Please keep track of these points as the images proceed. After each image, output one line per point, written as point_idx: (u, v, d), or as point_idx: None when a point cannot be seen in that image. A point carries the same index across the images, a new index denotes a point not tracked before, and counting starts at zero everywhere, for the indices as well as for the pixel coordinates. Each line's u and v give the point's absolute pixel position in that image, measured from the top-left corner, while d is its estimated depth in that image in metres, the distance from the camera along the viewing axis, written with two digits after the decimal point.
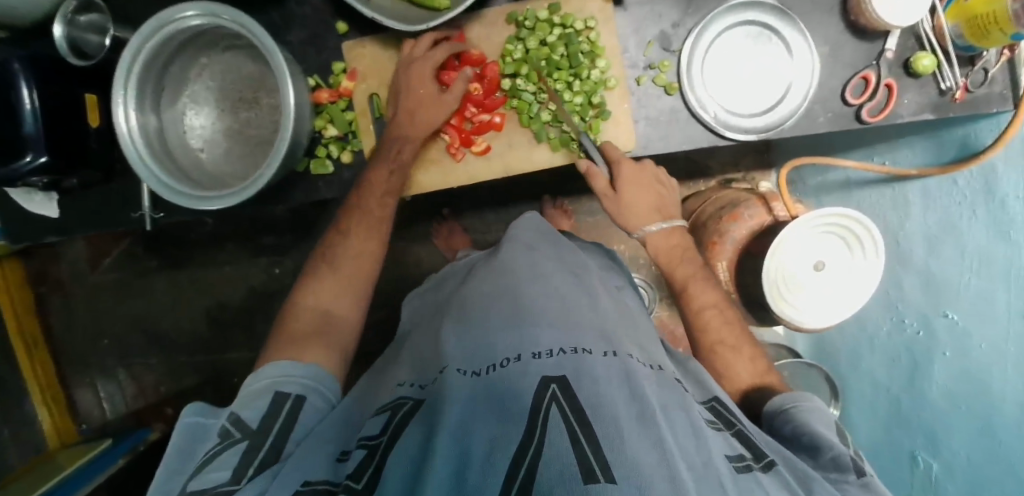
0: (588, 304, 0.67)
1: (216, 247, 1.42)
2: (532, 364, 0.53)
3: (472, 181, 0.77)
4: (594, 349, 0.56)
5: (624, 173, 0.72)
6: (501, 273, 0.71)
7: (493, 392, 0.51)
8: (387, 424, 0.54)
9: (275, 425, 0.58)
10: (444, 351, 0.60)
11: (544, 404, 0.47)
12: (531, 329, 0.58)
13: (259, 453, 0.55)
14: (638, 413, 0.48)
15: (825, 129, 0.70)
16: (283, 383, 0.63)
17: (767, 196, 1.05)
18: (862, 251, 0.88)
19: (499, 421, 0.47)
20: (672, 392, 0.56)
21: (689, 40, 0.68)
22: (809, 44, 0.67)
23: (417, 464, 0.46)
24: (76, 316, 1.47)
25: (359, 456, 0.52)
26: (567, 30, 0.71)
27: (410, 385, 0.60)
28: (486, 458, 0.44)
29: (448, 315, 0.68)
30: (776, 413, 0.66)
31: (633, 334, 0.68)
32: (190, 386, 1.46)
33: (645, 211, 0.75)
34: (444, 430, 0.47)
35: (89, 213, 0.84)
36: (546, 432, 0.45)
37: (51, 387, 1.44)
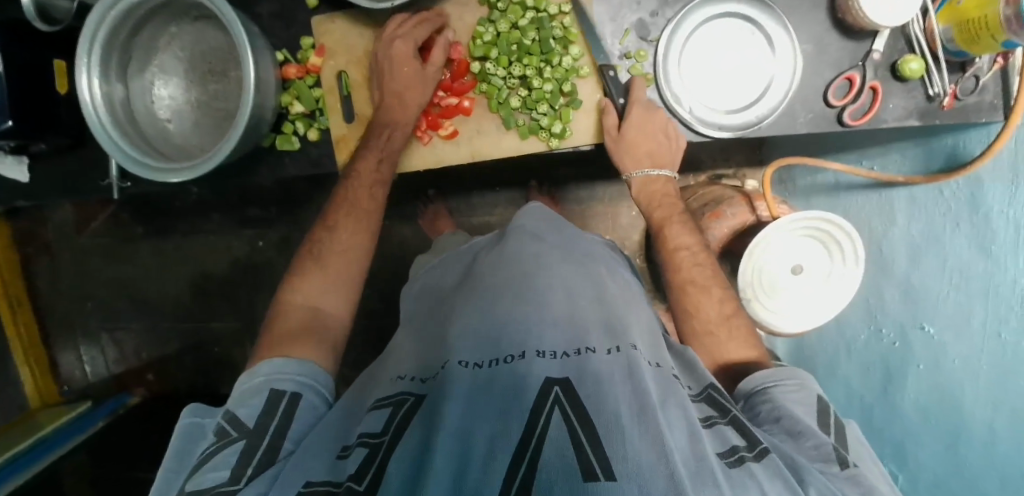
0: (587, 294, 0.65)
1: (202, 217, 1.41)
2: (536, 363, 0.53)
3: (439, 165, 0.75)
4: (597, 348, 0.56)
5: (632, 116, 0.67)
6: (502, 263, 0.69)
7: (494, 386, 0.51)
8: (388, 423, 0.53)
9: (274, 422, 0.57)
10: (448, 345, 0.59)
11: (545, 410, 0.47)
12: (533, 325, 0.58)
13: (258, 453, 0.54)
14: (640, 412, 0.48)
15: (805, 131, 0.68)
16: (276, 380, 0.61)
17: (752, 195, 1.01)
18: (841, 259, 0.84)
19: (500, 417, 0.48)
20: (670, 390, 0.54)
21: (665, 30, 0.66)
22: (792, 40, 0.65)
23: (421, 461, 0.47)
24: (62, 278, 1.46)
25: (357, 458, 0.50)
26: (539, 14, 0.69)
27: (405, 378, 0.60)
28: (486, 459, 0.45)
29: (451, 306, 0.68)
30: (754, 392, 0.62)
31: (637, 317, 0.67)
32: (171, 353, 1.47)
33: (636, 156, 0.69)
34: (445, 434, 0.47)
35: (59, 179, 0.83)
36: (547, 434, 0.45)
37: (36, 348, 1.45)
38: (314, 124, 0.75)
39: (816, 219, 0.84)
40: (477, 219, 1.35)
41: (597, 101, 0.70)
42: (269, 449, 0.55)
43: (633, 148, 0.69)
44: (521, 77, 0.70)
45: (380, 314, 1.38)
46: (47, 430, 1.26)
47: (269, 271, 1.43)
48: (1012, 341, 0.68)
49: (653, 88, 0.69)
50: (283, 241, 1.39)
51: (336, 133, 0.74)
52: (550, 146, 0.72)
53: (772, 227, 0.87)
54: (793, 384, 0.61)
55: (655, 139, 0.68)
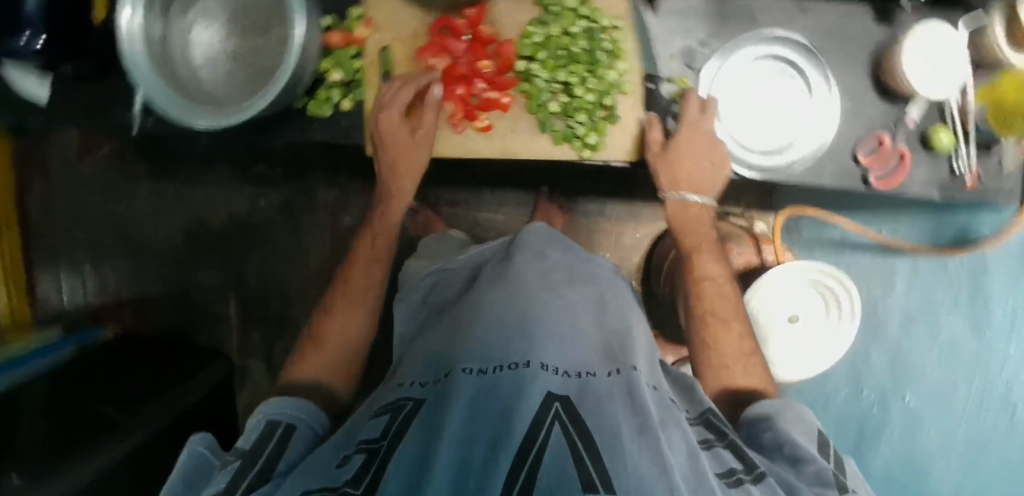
0: (585, 318, 0.66)
1: (208, 166, 1.40)
2: (539, 375, 0.53)
3: (469, 156, 0.72)
4: (598, 370, 0.57)
5: (682, 134, 0.65)
6: (510, 277, 0.71)
7: (496, 396, 0.52)
8: (387, 427, 0.54)
9: (270, 449, 0.58)
10: (454, 355, 0.60)
11: (546, 423, 0.48)
12: (537, 340, 0.59)
13: (255, 475, 0.54)
14: (640, 429, 0.49)
15: (829, 183, 0.68)
16: (274, 414, 0.63)
17: (759, 237, 1.03)
18: (836, 315, 0.88)
19: (499, 425, 0.48)
20: (669, 413, 0.56)
21: (711, 62, 0.67)
22: (832, 94, 0.66)
23: (423, 456, 0.47)
24: (54, 204, 1.42)
25: (355, 463, 0.51)
26: (592, 24, 0.68)
27: (410, 383, 0.61)
28: (489, 457, 0.46)
29: (459, 314, 0.68)
30: (760, 420, 0.62)
31: (637, 336, 0.68)
32: (155, 295, 1.46)
33: (681, 174, 0.67)
34: (448, 436, 0.47)
35: (81, 104, 0.81)
36: (547, 441, 0.46)
37: (15, 267, 1.40)
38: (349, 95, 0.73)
39: (817, 271, 0.86)
40: (482, 215, 1.36)
41: (641, 117, 0.69)
42: (267, 472, 0.55)
43: (675, 167, 0.67)
44: (564, 84, 0.69)
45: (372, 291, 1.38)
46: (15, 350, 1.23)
47: (268, 232, 1.42)
48: (993, 417, 0.78)
49: None
50: (286, 203, 1.40)
51: (369, 107, 0.72)
52: (581, 156, 0.70)
53: (783, 267, 0.86)
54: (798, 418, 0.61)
55: (698, 164, 0.67)
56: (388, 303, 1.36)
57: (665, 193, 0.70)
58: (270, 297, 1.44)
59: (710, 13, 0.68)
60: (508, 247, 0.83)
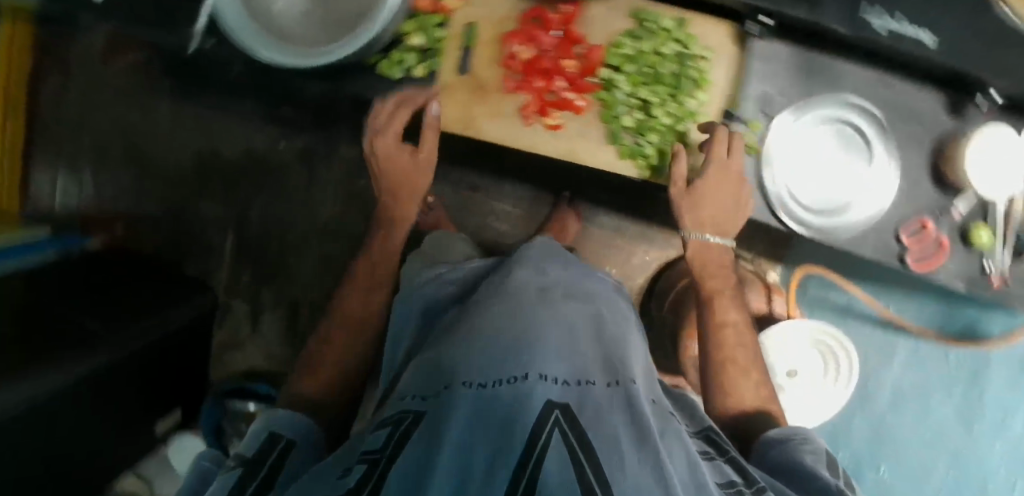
0: (582, 331, 0.64)
1: (235, 96, 1.35)
2: (537, 387, 0.51)
3: (531, 152, 0.69)
4: (596, 380, 0.56)
5: (710, 173, 0.66)
6: (513, 294, 0.69)
7: (494, 408, 0.49)
8: (387, 439, 0.52)
9: (270, 460, 0.57)
10: (452, 364, 0.58)
11: (545, 431, 0.46)
12: (535, 348, 0.57)
13: (255, 482, 0.53)
14: (639, 443, 0.48)
15: (868, 255, 0.70)
16: (275, 428, 0.63)
17: (772, 286, 1.02)
18: (834, 377, 0.90)
19: (496, 435, 0.47)
20: (664, 426, 0.55)
21: (787, 112, 0.67)
22: (892, 170, 0.67)
23: (424, 462, 0.45)
24: (67, 100, 1.36)
25: (356, 476, 0.49)
26: (684, 50, 0.67)
27: (406, 395, 0.59)
28: (490, 463, 0.44)
29: (460, 324, 0.67)
30: (775, 439, 0.63)
31: (629, 353, 0.66)
32: (151, 215, 1.41)
33: (709, 215, 0.68)
34: (446, 446, 0.45)
35: (137, 11, 0.77)
36: (547, 447, 0.45)
37: (12, 156, 1.34)
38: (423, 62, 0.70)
39: (821, 332, 0.88)
40: (499, 206, 1.34)
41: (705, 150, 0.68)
42: (266, 482, 0.54)
43: (701, 202, 0.68)
44: (642, 102, 0.68)
45: None
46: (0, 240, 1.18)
47: (281, 175, 1.39)
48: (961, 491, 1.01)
49: (752, 158, 0.68)
50: (306, 151, 1.37)
51: (441, 79, 0.70)
52: (641, 175, 0.69)
53: (792, 326, 0.88)
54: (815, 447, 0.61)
55: (729, 211, 0.68)
56: None
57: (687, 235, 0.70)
58: (270, 241, 1.41)
59: (796, 63, 0.67)
60: (506, 261, 0.83)
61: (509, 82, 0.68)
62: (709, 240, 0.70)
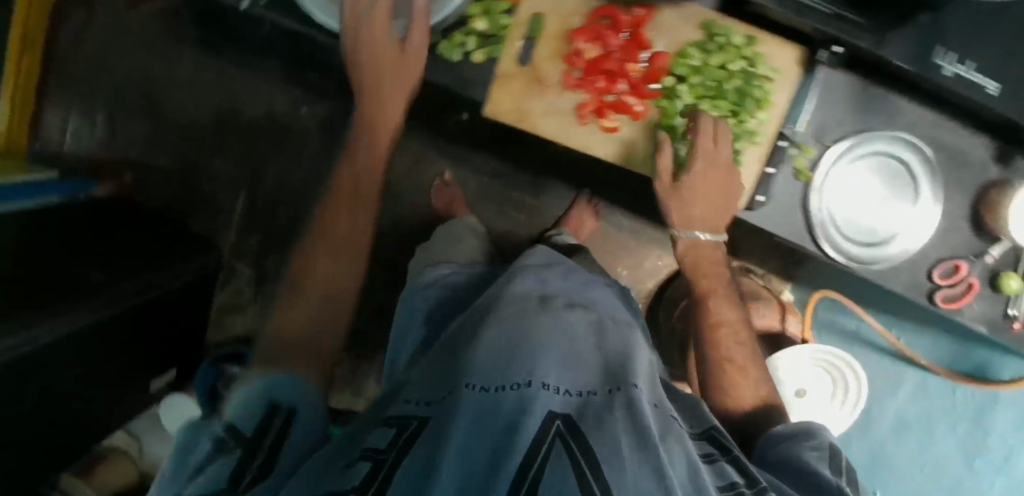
0: (588, 341, 0.60)
1: (260, 55, 1.31)
2: (540, 395, 0.47)
3: (582, 151, 0.70)
4: (598, 388, 0.51)
5: (696, 169, 0.65)
6: (517, 306, 0.65)
7: (498, 415, 0.45)
8: (392, 440, 0.48)
9: (270, 441, 0.51)
10: (458, 370, 0.54)
11: (545, 441, 0.42)
12: (536, 356, 0.53)
13: (252, 471, 0.47)
14: (641, 443, 0.42)
15: (898, 288, 0.71)
16: (276, 393, 0.55)
17: (787, 305, 1.01)
18: (841, 401, 0.92)
19: (496, 442, 0.42)
20: (665, 424, 0.49)
21: (843, 142, 0.66)
22: (935, 208, 0.68)
23: (428, 464, 0.41)
24: (88, 40, 1.32)
25: (362, 471, 0.43)
26: (749, 68, 0.65)
27: (410, 402, 0.56)
28: (494, 464, 0.40)
29: (463, 333, 0.63)
30: (781, 434, 0.57)
31: (640, 356, 0.61)
32: (162, 168, 1.36)
33: (700, 209, 0.66)
34: (450, 446, 0.42)
35: None
36: (550, 455, 0.40)
37: (25, 93, 1.30)
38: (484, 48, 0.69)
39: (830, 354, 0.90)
40: (518, 197, 1.31)
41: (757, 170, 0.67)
42: (266, 469, 0.48)
43: (690, 201, 0.66)
44: (700, 115, 0.67)
45: (386, 233, 1.33)
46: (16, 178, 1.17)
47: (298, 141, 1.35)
48: None
49: (801, 184, 0.67)
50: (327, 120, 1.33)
51: (503, 66, 0.69)
52: None
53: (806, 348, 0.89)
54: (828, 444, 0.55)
55: (724, 204, 0.66)
56: (400, 250, 1.33)
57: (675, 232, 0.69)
58: (280, 206, 1.37)
59: (857, 90, 0.65)
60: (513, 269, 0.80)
61: (570, 80, 0.68)
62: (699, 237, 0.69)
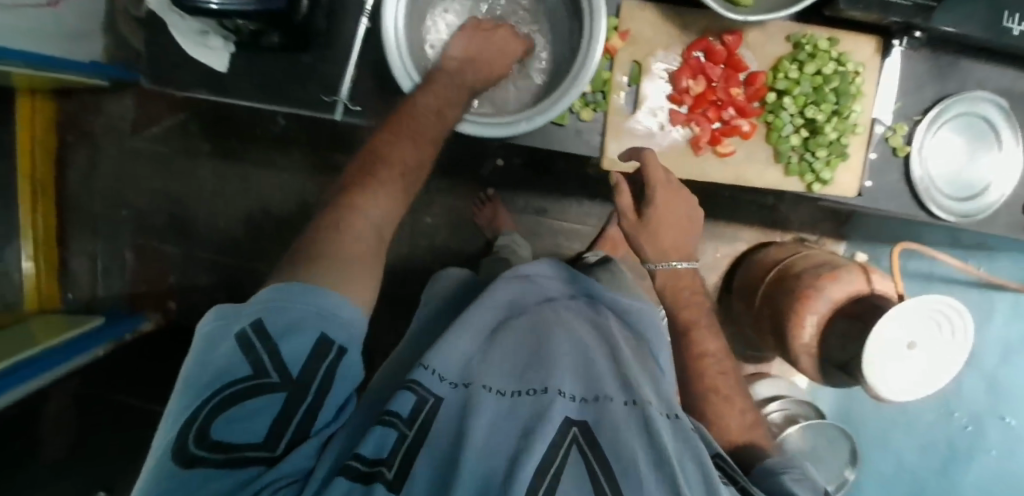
0: (607, 341, 0.58)
1: (280, 150, 1.25)
2: (555, 401, 0.46)
3: (700, 182, 0.68)
4: (614, 394, 0.49)
5: (659, 200, 0.62)
6: (524, 303, 0.62)
7: (519, 420, 0.45)
8: (413, 414, 0.46)
9: (320, 376, 0.43)
10: (477, 365, 0.52)
11: (563, 447, 0.42)
12: (553, 362, 0.51)
13: (294, 422, 0.43)
14: (655, 464, 0.43)
15: (1001, 230, 0.75)
16: (328, 322, 0.44)
17: (867, 268, 1.01)
18: (948, 332, 0.94)
19: (516, 440, 0.43)
20: (688, 445, 0.47)
21: (933, 110, 0.69)
22: (1017, 149, 0.72)
23: (449, 468, 0.41)
24: (98, 176, 1.28)
25: (393, 437, 0.44)
26: (841, 67, 0.65)
27: (429, 370, 0.50)
28: (512, 468, 0.40)
29: (473, 314, 0.58)
30: (773, 467, 0.55)
31: (649, 360, 0.59)
32: (201, 286, 1.30)
33: (669, 238, 0.65)
34: (469, 449, 0.41)
35: (265, 75, 0.67)
36: (564, 467, 0.41)
37: (48, 245, 1.25)
38: (587, 104, 0.65)
39: (934, 300, 0.90)
40: (567, 225, 1.29)
41: (865, 155, 0.70)
42: (309, 418, 0.43)
43: (659, 232, 0.64)
44: (807, 121, 0.67)
45: None
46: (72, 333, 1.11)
47: None
48: None
49: (900, 158, 0.70)
50: None
51: (613, 121, 0.65)
52: (808, 190, 0.69)
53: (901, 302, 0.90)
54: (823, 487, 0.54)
55: (683, 226, 0.65)
56: None
57: (652, 265, 0.66)
58: None
59: (933, 62, 0.69)
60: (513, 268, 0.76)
61: (677, 119, 0.65)
62: (678, 268, 0.65)
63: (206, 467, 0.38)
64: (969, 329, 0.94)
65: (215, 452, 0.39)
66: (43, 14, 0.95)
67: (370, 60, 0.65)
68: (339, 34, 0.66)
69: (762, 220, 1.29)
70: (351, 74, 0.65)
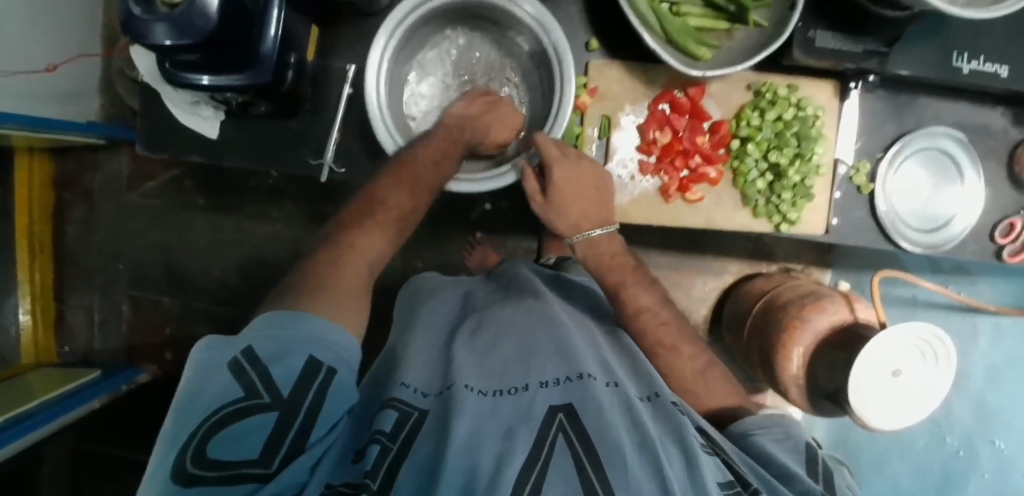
0: (588, 334, 0.57)
1: (271, 203, 1.28)
2: (538, 395, 0.44)
3: (675, 228, 0.71)
4: (595, 375, 0.46)
5: (556, 178, 0.64)
6: (505, 306, 0.60)
7: (503, 416, 0.42)
8: (401, 424, 0.44)
9: (310, 397, 0.41)
10: (457, 364, 0.49)
11: (549, 437, 0.39)
12: (533, 358, 0.49)
13: (290, 441, 0.40)
14: (641, 446, 0.40)
15: (970, 258, 0.76)
16: (316, 345, 0.43)
17: (849, 296, 1.04)
18: (936, 360, 0.95)
19: (505, 436, 0.40)
20: (669, 422, 0.44)
21: (892, 149, 0.72)
22: (980, 182, 0.75)
23: (432, 472, 0.37)
24: (95, 230, 1.30)
25: (374, 452, 0.41)
26: (801, 113, 0.69)
27: (409, 387, 0.49)
28: (498, 464, 0.37)
29: (454, 333, 0.57)
30: (752, 426, 0.52)
31: (626, 348, 0.59)
32: (197, 335, 1.30)
33: (579, 212, 0.66)
34: (452, 448, 0.38)
35: (255, 140, 0.70)
36: (551, 459, 0.38)
37: (44, 298, 1.27)
38: None
39: (919, 329, 0.92)
40: None
41: (830, 195, 0.72)
42: (305, 431, 0.41)
43: (566, 208, 0.66)
44: (772, 165, 0.70)
45: None
46: (71, 383, 1.11)
47: None
48: None
49: (865, 196, 0.73)
50: None
51: None
52: (776, 230, 0.71)
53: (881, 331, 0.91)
54: (806, 441, 0.51)
55: (596, 197, 0.66)
56: None
57: (568, 239, 0.68)
58: None
59: (891, 100, 0.73)
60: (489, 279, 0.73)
61: (647, 169, 0.69)
62: (592, 235, 0.67)
63: (204, 485, 0.36)
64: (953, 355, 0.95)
65: (212, 470, 0.37)
66: (40, 78, 1.00)
67: (355, 122, 0.69)
68: (325, 100, 0.70)
69: (749, 251, 1.31)
70: (336, 139, 0.69)
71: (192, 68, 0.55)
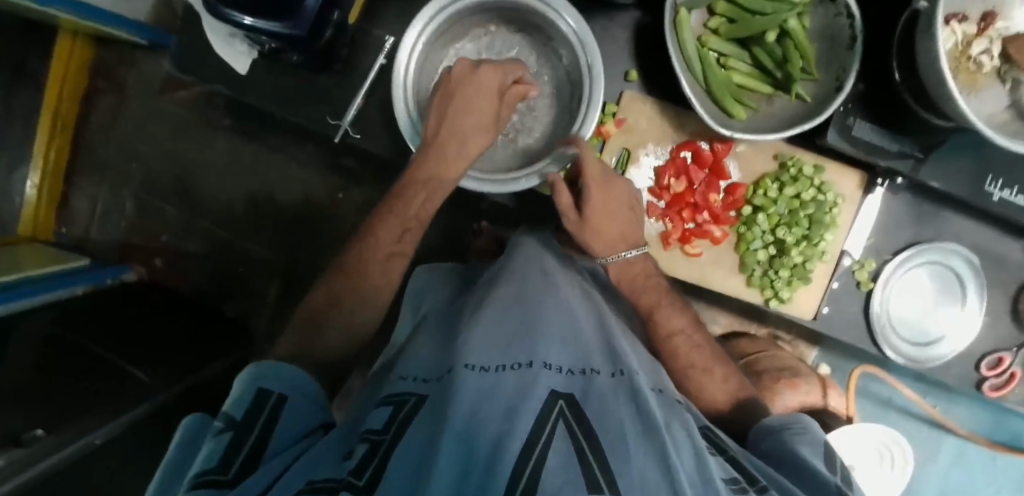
0: (599, 316, 0.48)
1: (296, 144, 1.15)
2: (542, 376, 0.35)
3: (668, 275, 0.71)
4: (600, 365, 0.39)
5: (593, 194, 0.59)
6: (511, 282, 0.51)
7: (502, 393, 0.33)
8: (391, 420, 0.35)
9: (259, 427, 0.37)
10: (457, 344, 0.41)
11: (549, 422, 0.31)
12: (540, 335, 0.40)
13: (239, 455, 0.35)
14: (645, 435, 0.31)
15: (950, 381, 0.75)
16: (263, 380, 0.41)
17: (826, 381, 0.93)
18: (892, 467, 0.95)
19: (507, 416, 0.31)
20: (675, 414, 0.36)
21: (903, 254, 0.71)
22: (980, 310, 0.74)
23: (423, 459, 0.29)
24: (120, 121, 1.20)
25: (361, 453, 0.32)
26: (821, 197, 0.68)
27: (405, 379, 0.42)
28: (496, 448, 0.28)
29: (451, 322, 0.50)
30: (773, 426, 0.45)
31: (638, 343, 0.50)
32: (192, 253, 1.21)
33: (612, 230, 0.60)
34: (447, 432, 0.29)
35: (280, 86, 0.71)
36: (550, 444, 0.29)
37: (55, 176, 1.19)
38: None
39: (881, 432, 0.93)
40: None
41: (828, 285, 0.71)
42: (263, 438, 0.37)
43: (601, 224, 0.60)
44: (777, 240, 0.70)
45: None
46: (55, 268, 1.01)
47: (338, 230, 1.17)
48: None
49: (864, 291, 0.72)
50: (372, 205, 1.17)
51: None
52: (765, 303, 0.71)
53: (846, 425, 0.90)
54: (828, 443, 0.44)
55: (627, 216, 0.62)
56: None
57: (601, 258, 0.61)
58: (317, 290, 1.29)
59: (913, 207, 0.71)
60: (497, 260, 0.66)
61: (654, 211, 0.70)
62: (628, 257, 0.60)
63: None
64: (909, 467, 0.95)
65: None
66: None
67: (380, 94, 0.71)
68: (357, 64, 0.71)
69: None
70: (358, 104, 0.70)
71: (237, 8, 0.54)
